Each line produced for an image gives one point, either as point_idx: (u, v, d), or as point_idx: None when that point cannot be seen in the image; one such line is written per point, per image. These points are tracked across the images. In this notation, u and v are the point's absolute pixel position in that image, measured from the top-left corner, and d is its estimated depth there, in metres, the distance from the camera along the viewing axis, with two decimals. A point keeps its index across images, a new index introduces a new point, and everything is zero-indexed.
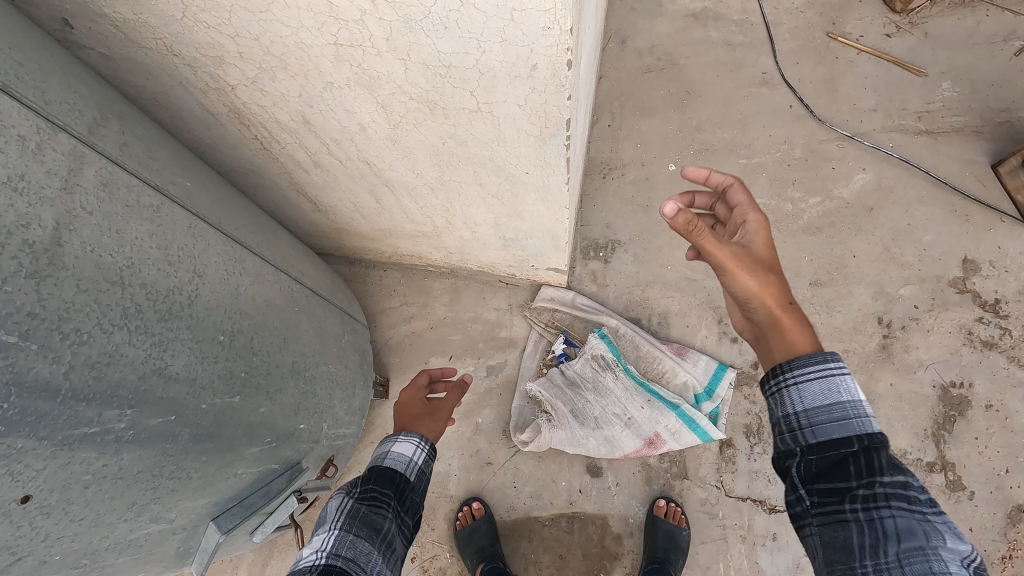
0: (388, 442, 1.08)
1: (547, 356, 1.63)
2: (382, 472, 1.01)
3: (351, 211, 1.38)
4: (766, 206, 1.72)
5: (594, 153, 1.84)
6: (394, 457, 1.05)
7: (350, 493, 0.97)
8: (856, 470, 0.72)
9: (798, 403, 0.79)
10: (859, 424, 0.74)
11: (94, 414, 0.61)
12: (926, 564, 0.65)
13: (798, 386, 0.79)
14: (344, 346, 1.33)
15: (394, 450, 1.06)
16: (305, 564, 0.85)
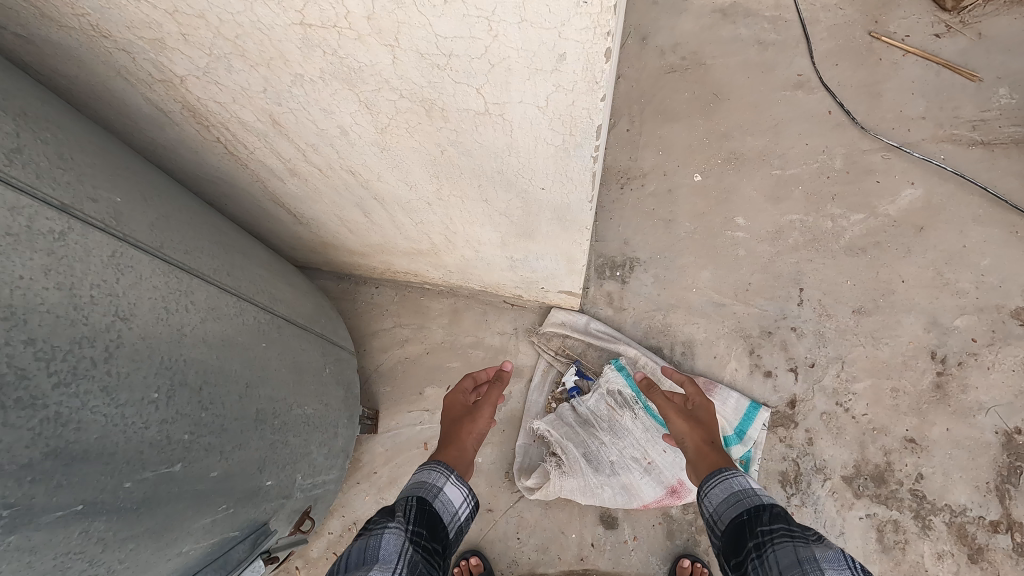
0: (438, 479, 1.02)
1: (556, 388, 1.46)
2: (432, 517, 0.94)
3: (337, 226, 1.20)
4: (802, 223, 1.54)
5: (611, 160, 1.66)
6: (441, 505, 0.98)
7: (405, 530, 0.85)
8: (750, 532, 0.86)
9: (715, 509, 0.96)
10: (752, 501, 0.91)
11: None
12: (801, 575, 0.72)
13: (710, 496, 0.99)
14: (325, 380, 1.16)
15: (445, 495, 1.00)
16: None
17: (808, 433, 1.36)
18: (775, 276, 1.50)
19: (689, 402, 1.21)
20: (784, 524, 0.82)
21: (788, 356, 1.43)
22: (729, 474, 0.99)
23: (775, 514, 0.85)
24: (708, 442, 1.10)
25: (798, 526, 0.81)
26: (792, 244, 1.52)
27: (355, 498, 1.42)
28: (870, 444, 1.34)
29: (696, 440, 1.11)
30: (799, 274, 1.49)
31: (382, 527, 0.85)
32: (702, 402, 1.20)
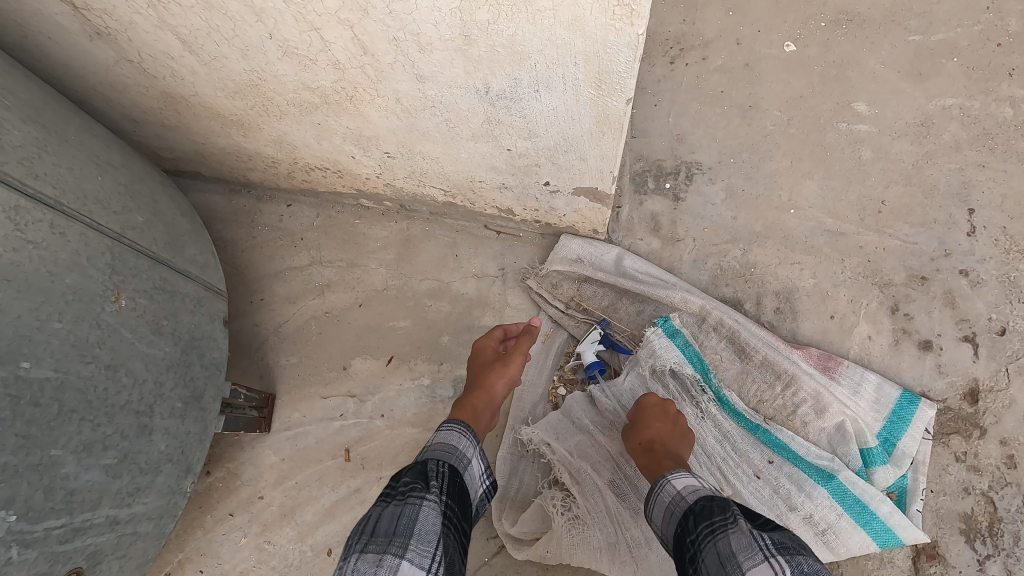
0: (471, 447, 0.65)
1: (567, 366, 0.88)
2: (463, 497, 0.60)
3: (156, 30, 0.63)
4: (963, 110, 0.96)
5: (655, 24, 1.09)
6: (471, 480, 0.63)
7: (443, 507, 0.55)
8: (680, 554, 0.56)
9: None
10: (676, 506, 0.60)
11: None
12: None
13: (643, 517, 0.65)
14: (113, 319, 0.58)
15: (473, 465, 0.64)
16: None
17: (1007, 448, 0.77)
18: (925, 191, 0.92)
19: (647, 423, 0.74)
20: (705, 519, 0.55)
21: (959, 317, 0.85)
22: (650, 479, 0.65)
23: (698, 509, 0.57)
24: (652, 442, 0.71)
25: (717, 510, 0.55)
26: (950, 142, 0.95)
27: (225, 542, 0.85)
28: None
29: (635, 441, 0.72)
30: (966, 188, 0.91)
31: (409, 492, 0.54)
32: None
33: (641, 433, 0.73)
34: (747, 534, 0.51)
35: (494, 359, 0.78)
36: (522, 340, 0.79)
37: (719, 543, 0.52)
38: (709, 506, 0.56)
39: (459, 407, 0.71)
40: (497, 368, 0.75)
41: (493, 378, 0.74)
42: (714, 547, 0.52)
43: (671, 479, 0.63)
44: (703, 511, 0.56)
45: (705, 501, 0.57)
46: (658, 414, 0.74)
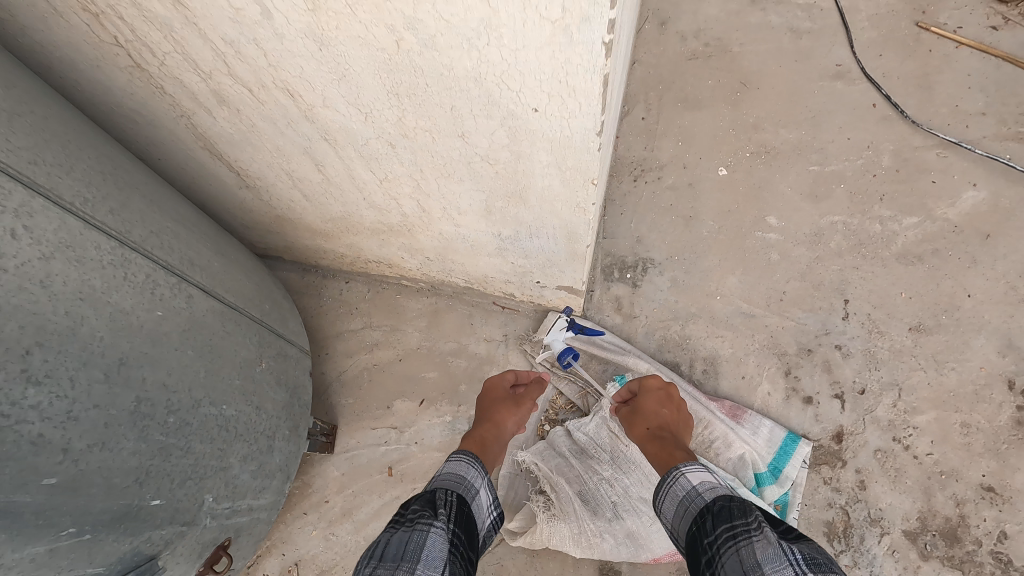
0: (474, 477, 0.85)
1: (552, 409, 1.21)
2: (467, 527, 0.76)
3: (289, 189, 0.98)
4: (845, 225, 1.31)
5: (623, 150, 1.45)
6: (477, 507, 0.82)
7: (448, 533, 0.71)
8: (699, 546, 0.69)
9: (666, 522, 0.79)
10: (695, 503, 0.75)
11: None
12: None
13: (661, 507, 0.81)
14: (259, 378, 0.92)
15: (478, 499, 0.83)
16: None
17: (859, 475, 1.10)
18: (815, 285, 1.27)
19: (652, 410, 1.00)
20: (726, 522, 0.68)
21: (833, 379, 1.18)
22: (669, 474, 0.82)
23: (717, 510, 0.70)
24: (652, 430, 0.96)
25: (738, 517, 0.68)
26: (835, 248, 1.30)
27: (301, 533, 1.16)
28: (938, 492, 1.08)
29: (640, 432, 0.97)
30: (843, 283, 1.26)
31: (423, 522, 0.70)
32: (656, 389, 1.03)
33: (645, 425, 0.98)
34: (772, 545, 0.62)
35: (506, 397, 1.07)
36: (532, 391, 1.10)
37: (742, 548, 0.63)
38: (730, 511, 0.69)
39: (478, 437, 0.98)
40: (507, 409, 1.04)
41: (504, 417, 1.02)
42: (736, 549, 0.63)
43: (690, 479, 0.79)
44: (726, 516, 0.69)
45: (725, 503, 0.71)
46: (659, 408, 1.00)
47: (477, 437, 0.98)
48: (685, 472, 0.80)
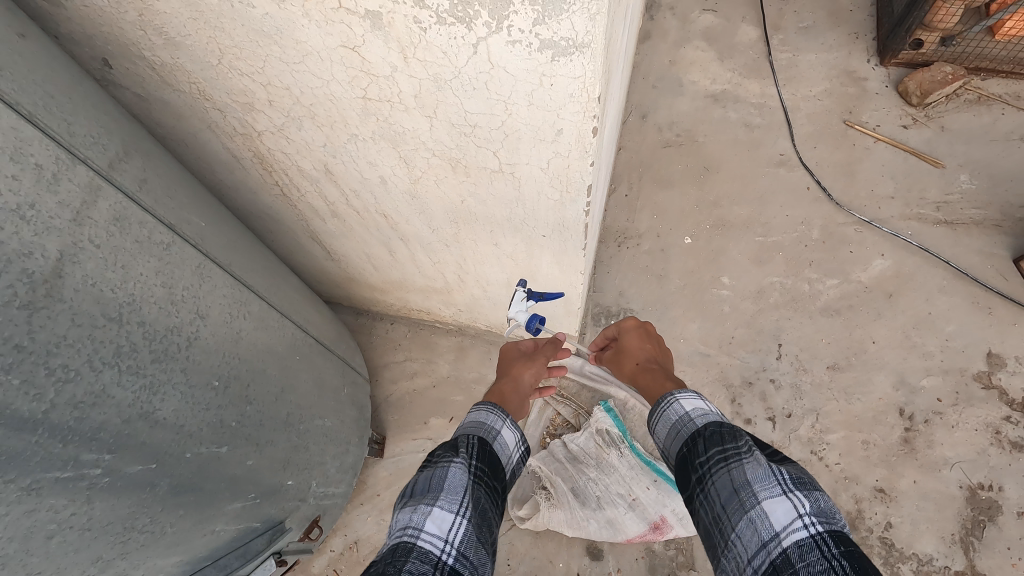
0: (496, 420, 0.84)
1: (552, 426, 1.56)
2: (493, 461, 0.77)
3: (364, 263, 1.36)
4: (782, 284, 1.69)
5: (610, 221, 1.83)
6: (501, 447, 0.82)
7: (472, 467, 0.72)
8: (689, 465, 0.74)
9: (656, 442, 0.84)
10: (686, 426, 0.78)
11: (52, 465, 0.57)
12: (743, 511, 0.63)
13: (654, 429, 0.86)
14: (341, 399, 1.28)
15: (502, 436, 0.82)
16: (426, 554, 0.60)
17: None
18: (756, 331, 1.63)
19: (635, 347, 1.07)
20: (717, 445, 0.71)
21: (767, 406, 1.54)
22: (664, 400, 0.85)
23: (709, 435, 0.73)
24: (644, 363, 1.02)
25: (730, 440, 0.71)
26: (773, 302, 1.66)
27: (358, 519, 1.51)
28: (843, 492, 1.43)
29: (632, 365, 1.04)
30: (779, 331, 1.63)
31: (445, 458, 0.72)
32: (634, 327, 1.11)
33: (634, 360, 1.04)
34: (763, 467, 0.65)
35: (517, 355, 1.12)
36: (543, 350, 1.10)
37: (733, 471, 0.66)
38: (720, 434, 0.72)
39: (495, 390, 1.03)
40: (521, 365, 1.07)
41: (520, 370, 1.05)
42: (727, 470, 0.67)
43: (684, 405, 0.82)
44: (715, 438, 0.72)
45: (716, 427, 0.74)
46: (641, 347, 1.07)
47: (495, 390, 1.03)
48: (678, 398, 0.83)
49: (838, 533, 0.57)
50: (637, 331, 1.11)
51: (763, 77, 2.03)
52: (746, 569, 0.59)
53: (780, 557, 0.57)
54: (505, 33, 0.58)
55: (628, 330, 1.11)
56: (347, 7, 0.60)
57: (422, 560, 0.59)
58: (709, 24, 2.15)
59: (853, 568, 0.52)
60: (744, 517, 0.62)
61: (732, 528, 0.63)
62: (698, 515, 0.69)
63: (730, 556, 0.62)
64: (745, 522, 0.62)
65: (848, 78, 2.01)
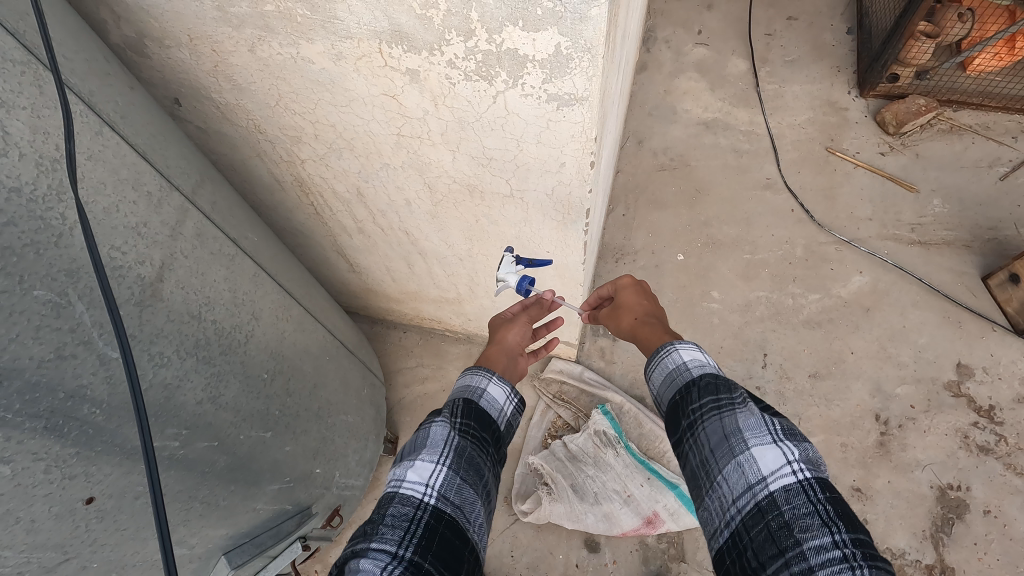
0: (481, 380, 0.86)
1: (553, 427, 1.68)
2: (481, 416, 0.81)
3: (383, 275, 1.49)
4: (768, 298, 1.81)
5: (608, 239, 1.97)
6: (489, 403, 0.84)
7: (455, 422, 0.77)
8: (681, 411, 0.78)
9: (651, 386, 0.88)
10: (682, 375, 0.82)
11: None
12: (732, 455, 0.68)
13: (649, 375, 0.90)
14: (362, 398, 1.40)
15: (490, 392, 0.85)
16: (408, 498, 0.66)
17: None
18: (743, 341, 1.76)
19: (631, 305, 1.11)
20: (711, 394, 0.75)
21: None
22: (663, 348, 0.87)
23: (704, 385, 0.77)
24: (641, 318, 1.05)
25: (723, 390, 0.75)
26: (759, 315, 1.79)
27: None
28: None
29: (629, 323, 1.07)
30: (764, 341, 1.75)
31: (429, 420, 0.78)
32: (627, 286, 1.14)
33: (630, 316, 1.08)
34: (756, 417, 0.70)
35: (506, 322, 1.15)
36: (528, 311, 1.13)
37: (725, 419, 0.71)
38: (714, 385, 0.76)
39: (483, 353, 1.05)
40: (506, 331, 1.10)
41: (505, 335, 1.09)
42: (719, 418, 0.72)
43: (682, 355, 0.84)
44: (710, 388, 0.76)
45: (712, 378, 0.77)
46: (637, 304, 1.10)
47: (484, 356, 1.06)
48: (677, 347, 0.86)
49: (822, 479, 0.63)
50: (632, 290, 1.15)
51: (750, 106, 2.18)
52: (731, 507, 0.65)
53: (766, 499, 0.62)
54: (520, 88, 0.72)
55: (624, 290, 1.15)
56: (392, 65, 0.74)
57: (404, 503, 0.66)
58: (701, 56, 2.31)
59: (835, 515, 0.59)
60: (733, 461, 0.67)
61: (720, 470, 0.69)
62: (685, 457, 0.74)
63: (715, 495, 0.68)
64: (734, 466, 0.67)
65: (830, 108, 2.16)
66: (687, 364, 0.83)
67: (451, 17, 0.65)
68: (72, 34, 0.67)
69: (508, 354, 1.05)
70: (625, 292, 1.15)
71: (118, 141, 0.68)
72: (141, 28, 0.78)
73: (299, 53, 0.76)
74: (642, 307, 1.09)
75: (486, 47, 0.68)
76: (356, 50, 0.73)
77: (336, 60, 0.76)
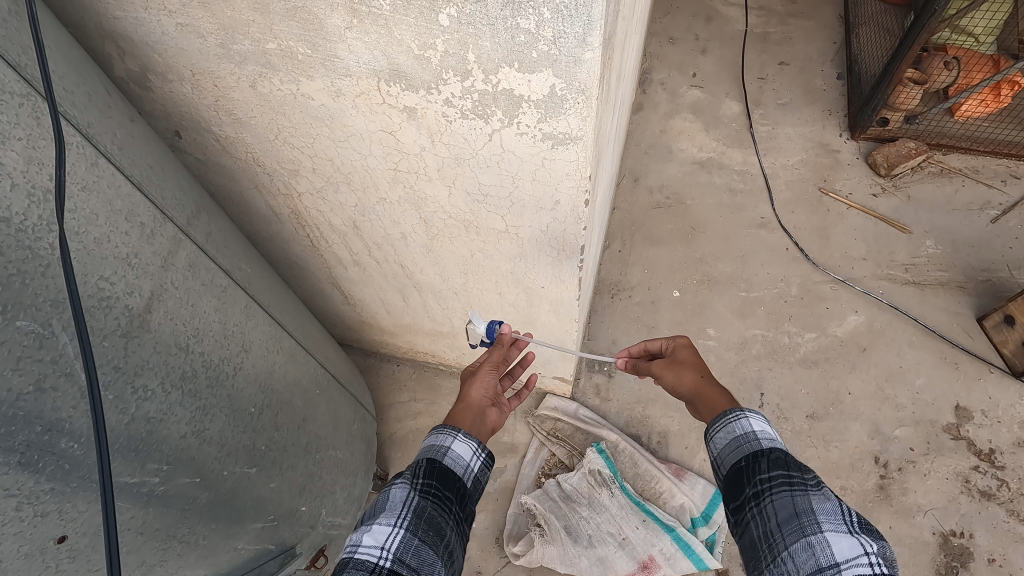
0: (445, 437, 0.81)
1: (546, 466, 1.64)
2: (444, 476, 0.76)
3: (378, 307, 1.48)
4: (764, 336, 1.81)
5: (605, 274, 1.97)
6: (454, 461, 0.79)
7: (416, 483, 0.73)
8: (746, 480, 0.76)
9: (711, 448, 0.85)
10: (750, 444, 0.79)
11: (123, 470, 0.67)
12: (802, 534, 0.65)
13: (709, 436, 0.86)
14: (352, 433, 1.38)
15: (455, 449, 0.80)
16: (363, 563, 0.63)
17: None
18: (740, 380, 1.74)
19: (688, 362, 1.00)
20: (783, 470, 0.73)
21: None
22: (729, 411, 0.84)
23: (773, 459, 0.75)
24: (707, 378, 0.95)
25: (796, 469, 0.72)
26: (755, 353, 1.78)
27: None
28: None
29: (692, 378, 0.96)
30: (760, 380, 1.73)
31: (390, 481, 0.74)
32: (686, 343, 1.04)
33: (690, 375, 0.97)
34: (831, 501, 0.67)
35: (470, 372, 1.03)
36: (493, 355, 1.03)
37: (798, 497, 0.69)
38: (787, 462, 0.73)
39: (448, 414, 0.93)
40: (471, 383, 0.98)
41: (469, 389, 0.97)
42: (790, 495, 0.69)
43: (751, 423, 0.81)
44: (783, 465, 0.73)
45: (783, 455, 0.75)
46: (696, 362, 1.00)
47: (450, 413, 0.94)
48: (746, 414, 0.82)
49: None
50: (685, 347, 1.05)
51: (745, 146, 2.23)
52: None
53: None
54: (516, 127, 0.73)
55: (680, 345, 1.05)
56: (389, 102, 0.76)
57: (358, 569, 0.62)
58: (695, 98, 2.37)
59: None
60: (803, 540, 0.65)
61: (785, 546, 0.66)
62: (745, 526, 0.72)
63: (777, 571, 0.66)
64: (802, 545, 0.65)
65: (823, 149, 2.20)
66: (758, 437, 0.79)
67: (448, 58, 0.67)
68: (75, 67, 0.68)
69: (476, 410, 0.93)
70: (678, 347, 1.05)
71: (113, 172, 0.68)
72: (145, 62, 0.79)
73: (300, 89, 0.78)
74: (701, 366, 0.99)
75: (482, 87, 0.69)
76: (355, 87, 0.75)
77: (335, 97, 0.77)
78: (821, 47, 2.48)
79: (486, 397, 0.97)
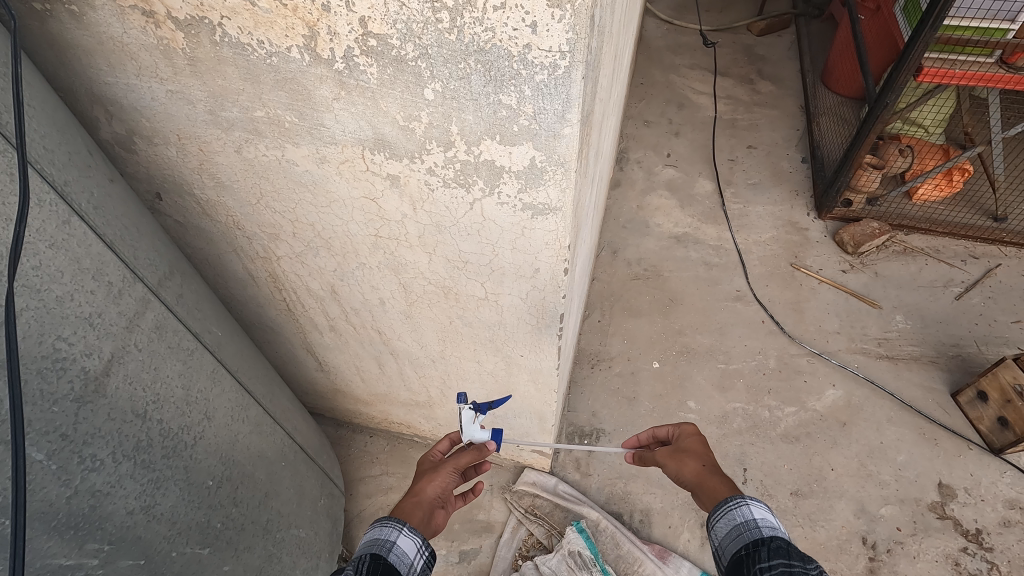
0: (389, 533, 0.76)
1: (524, 547, 1.55)
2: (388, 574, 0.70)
3: (352, 375, 1.44)
4: (744, 410, 1.79)
5: (585, 344, 1.97)
6: (397, 560, 0.74)
7: None
8: (746, 570, 0.72)
9: (714, 537, 0.82)
10: (751, 532, 0.76)
11: (58, 550, 0.61)
12: None
13: (710, 524, 0.83)
14: (318, 510, 1.29)
15: (400, 545, 0.75)
16: None
17: None
18: (722, 455, 1.70)
19: (689, 450, 0.97)
20: (784, 559, 0.69)
21: None
22: (730, 498, 0.81)
23: (774, 547, 0.71)
24: (709, 468, 0.92)
25: (798, 559, 0.68)
26: (736, 427, 1.75)
27: None
28: None
29: (694, 468, 0.93)
30: (743, 455, 1.70)
31: None
32: (692, 429, 1.01)
33: (689, 464, 0.94)
34: None
35: (430, 466, 0.98)
36: (462, 453, 0.96)
37: None
38: (787, 551, 0.70)
39: (396, 508, 0.88)
40: (428, 476, 0.93)
41: (424, 484, 0.92)
42: None
43: (752, 510, 0.78)
44: (783, 553, 0.70)
45: (784, 544, 0.72)
46: (700, 451, 0.97)
47: (398, 504, 0.89)
48: (748, 501, 0.79)
49: None
50: (688, 436, 1.01)
51: (718, 223, 2.31)
52: None
53: None
54: (496, 197, 0.75)
55: (683, 433, 1.02)
56: (372, 169, 0.77)
57: None
58: (670, 176, 2.48)
59: None
60: None
61: None
62: None
63: None
64: None
65: (792, 227, 2.29)
66: (759, 525, 0.76)
67: (431, 129, 0.69)
68: (60, 129, 0.69)
69: (426, 508, 0.88)
70: (682, 434, 1.02)
71: (86, 231, 0.66)
72: (131, 126, 0.80)
73: (285, 155, 0.79)
74: (702, 455, 0.95)
75: (465, 157, 0.71)
76: (340, 155, 0.76)
77: (319, 163, 0.79)
78: (785, 134, 2.64)
79: (439, 498, 0.91)
